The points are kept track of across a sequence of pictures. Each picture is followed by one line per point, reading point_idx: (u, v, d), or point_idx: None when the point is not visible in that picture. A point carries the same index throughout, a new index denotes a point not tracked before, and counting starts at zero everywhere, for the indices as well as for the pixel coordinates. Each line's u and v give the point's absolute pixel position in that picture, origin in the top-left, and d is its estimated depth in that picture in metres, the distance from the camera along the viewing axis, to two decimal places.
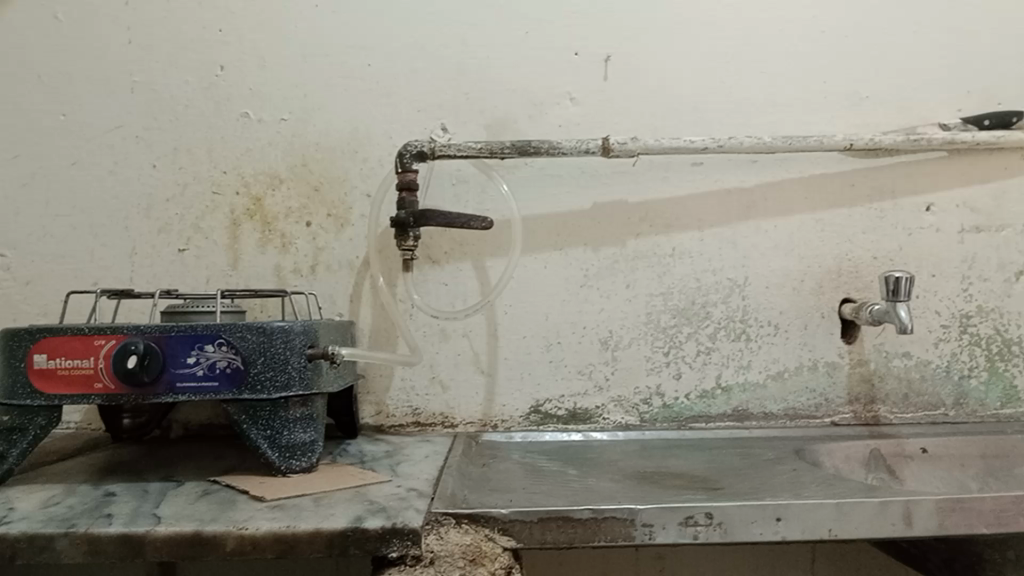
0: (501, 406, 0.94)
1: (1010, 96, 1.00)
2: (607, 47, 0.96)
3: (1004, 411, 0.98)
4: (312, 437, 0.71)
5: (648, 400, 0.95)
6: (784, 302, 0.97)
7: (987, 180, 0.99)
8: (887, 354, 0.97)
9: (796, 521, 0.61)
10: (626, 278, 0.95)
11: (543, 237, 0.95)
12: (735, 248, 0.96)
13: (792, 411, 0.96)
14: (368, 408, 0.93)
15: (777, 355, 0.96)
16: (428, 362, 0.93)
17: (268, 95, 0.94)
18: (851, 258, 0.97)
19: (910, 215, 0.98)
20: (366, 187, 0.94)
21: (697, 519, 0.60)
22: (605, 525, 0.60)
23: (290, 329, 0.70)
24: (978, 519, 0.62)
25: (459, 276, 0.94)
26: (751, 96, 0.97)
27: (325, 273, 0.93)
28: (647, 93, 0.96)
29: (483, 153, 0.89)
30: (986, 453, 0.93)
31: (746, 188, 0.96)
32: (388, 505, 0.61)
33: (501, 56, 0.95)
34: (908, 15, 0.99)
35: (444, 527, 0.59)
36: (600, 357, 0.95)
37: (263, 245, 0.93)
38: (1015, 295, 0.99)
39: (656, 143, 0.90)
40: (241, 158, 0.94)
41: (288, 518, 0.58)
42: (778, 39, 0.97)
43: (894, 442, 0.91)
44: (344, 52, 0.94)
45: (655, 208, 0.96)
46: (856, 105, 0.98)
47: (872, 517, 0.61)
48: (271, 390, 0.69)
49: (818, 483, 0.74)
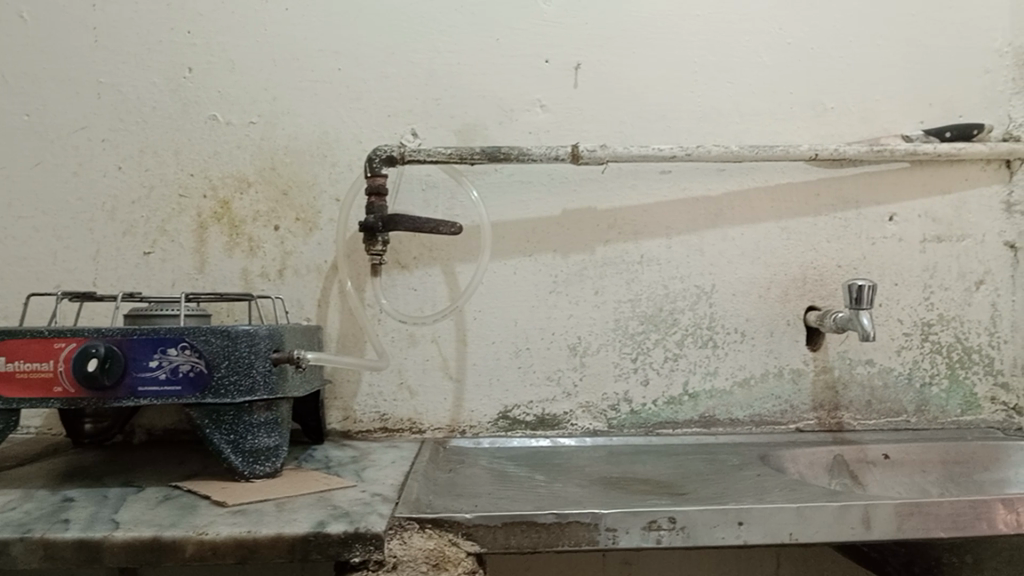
0: (469, 412, 0.94)
1: (970, 109, 1.02)
2: (576, 55, 0.97)
3: (965, 417, 1.00)
4: (276, 442, 0.71)
5: (616, 406, 0.96)
6: (750, 309, 0.98)
7: (948, 191, 1.01)
8: (851, 361, 0.99)
9: (758, 526, 0.61)
10: (594, 285, 0.96)
11: (512, 243, 0.95)
12: (702, 256, 0.97)
13: (758, 418, 0.97)
14: (335, 414, 0.92)
15: (743, 362, 0.97)
16: (396, 367, 0.93)
17: (237, 98, 0.93)
18: (816, 266, 0.99)
19: (873, 224, 1.00)
20: (334, 191, 0.93)
21: (660, 523, 0.61)
22: (569, 529, 0.60)
23: (255, 332, 0.69)
24: (936, 524, 0.63)
25: (428, 281, 0.94)
26: (718, 106, 0.98)
27: (293, 277, 0.93)
28: (617, 101, 0.97)
29: (452, 158, 0.89)
30: (947, 459, 0.94)
31: (713, 196, 0.98)
32: (352, 510, 0.60)
33: (471, 62, 0.95)
34: (872, 28, 1.01)
35: (407, 532, 0.59)
36: (568, 362, 0.95)
37: (230, 248, 0.92)
38: (975, 303, 1.01)
39: (624, 151, 0.91)
40: (209, 161, 0.93)
41: (249, 523, 0.57)
42: (745, 50, 0.99)
43: (856, 448, 0.92)
44: (314, 56, 0.94)
45: (623, 214, 0.96)
46: (820, 115, 1.00)
47: (832, 521, 0.62)
48: (234, 394, 0.68)
49: (781, 488, 0.75)
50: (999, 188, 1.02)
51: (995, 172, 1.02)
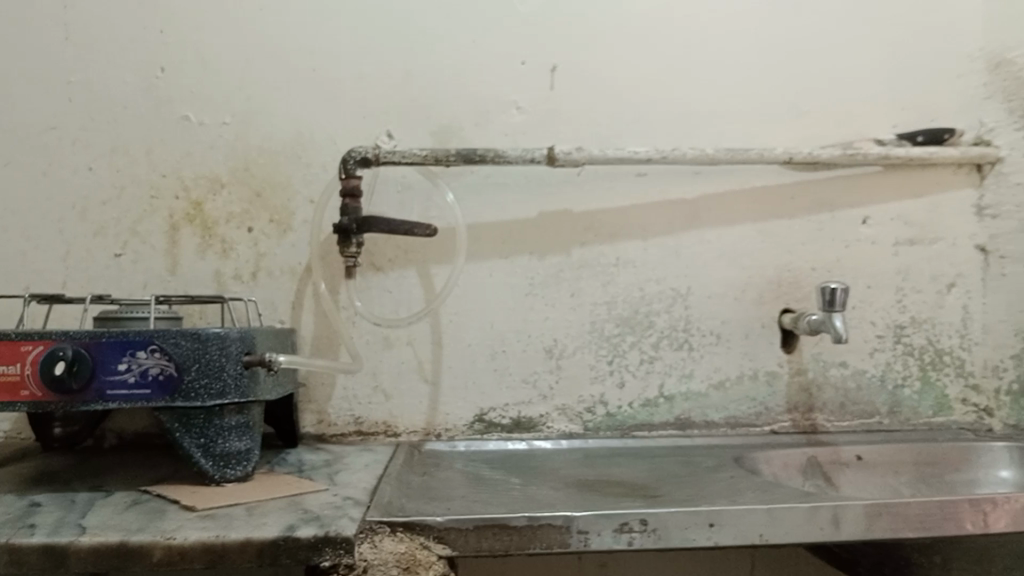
0: (445, 415, 0.93)
1: (943, 113, 1.03)
2: (554, 57, 0.97)
3: (937, 419, 1.01)
4: (248, 446, 0.71)
5: (592, 408, 0.96)
6: (726, 312, 0.98)
7: (921, 194, 1.02)
8: (825, 363, 0.99)
9: (729, 527, 0.62)
10: (571, 287, 0.96)
11: (488, 245, 0.95)
12: (678, 258, 0.98)
13: (733, 419, 0.98)
14: (309, 417, 0.92)
15: (719, 364, 0.98)
16: (371, 370, 0.93)
17: (210, 98, 0.92)
18: (791, 270, 1.00)
19: (847, 227, 1.01)
20: (309, 192, 0.93)
21: (632, 526, 0.61)
22: (541, 532, 0.60)
23: (226, 335, 0.68)
24: (905, 524, 0.63)
25: (403, 283, 0.93)
26: (695, 108, 0.99)
27: (266, 279, 0.92)
28: (593, 103, 0.97)
29: (428, 160, 0.89)
30: (918, 460, 0.95)
31: (689, 199, 0.98)
32: (323, 514, 0.60)
33: (448, 63, 0.95)
34: (846, 33, 1.02)
35: (378, 536, 0.58)
36: (544, 365, 0.95)
37: (203, 250, 0.91)
38: (947, 306, 1.02)
39: (601, 153, 0.91)
40: (182, 161, 0.92)
41: (218, 528, 0.56)
42: (722, 52, 0.99)
43: (830, 449, 0.93)
44: (289, 56, 0.93)
45: (600, 217, 0.96)
46: (796, 117, 1.01)
47: (802, 523, 0.62)
48: (204, 398, 0.67)
49: (754, 490, 0.75)
50: (970, 191, 1.03)
51: (966, 175, 1.03)
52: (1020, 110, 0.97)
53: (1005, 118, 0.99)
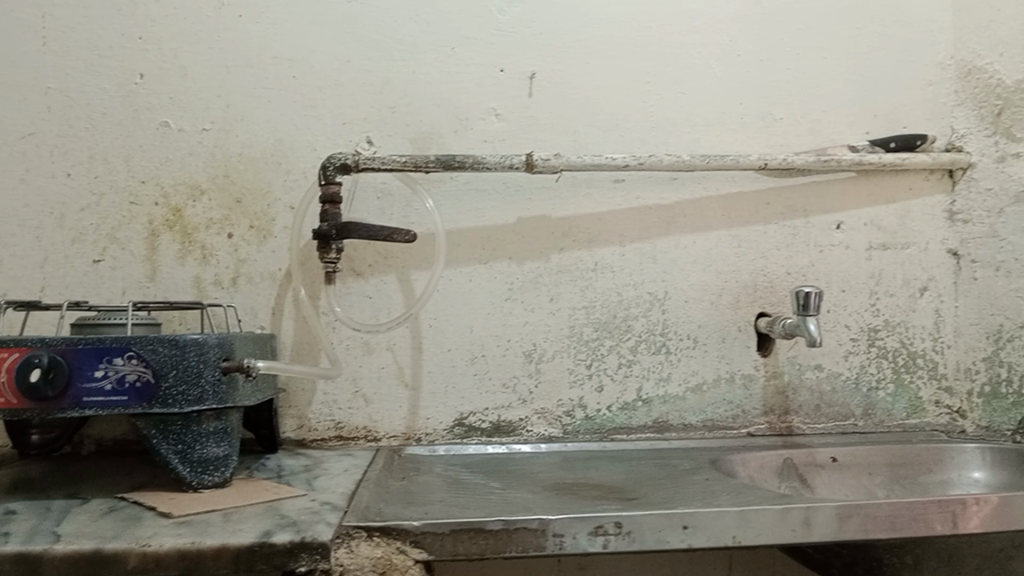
0: (425, 420, 0.94)
1: (915, 120, 1.05)
2: (533, 64, 0.98)
3: (910, 420, 1.03)
4: (225, 452, 0.71)
5: (571, 412, 0.97)
6: (702, 316, 0.99)
7: (893, 200, 1.04)
8: (800, 366, 1.01)
9: (702, 529, 0.63)
10: (550, 292, 0.97)
11: (467, 251, 0.95)
12: (655, 263, 0.99)
13: (710, 422, 0.99)
14: (290, 422, 0.92)
15: (696, 368, 0.99)
16: (351, 375, 0.93)
17: (189, 105, 0.93)
18: (766, 274, 1.01)
19: (821, 232, 1.02)
20: (289, 199, 0.93)
21: (606, 528, 0.62)
22: (516, 536, 0.61)
23: (204, 341, 0.69)
24: (875, 525, 0.64)
25: (383, 289, 0.94)
26: (671, 116, 1.00)
27: (246, 285, 0.92)
28: (570, 110, 0.98)
29: (407, 167, 0.89)
30: (892, 461, 0.96)
31: (666, 205, 0.99)
32: (300, 519, 0.60)
33: (427, 71, 0.96)
34: (819, 41, 1.04)
35: (355, 541, 0.59)
36: (524, 369, 0.96)
37: (182, 256, 0.91)
38: (920, 309, 1.03)
39: (579, 160, 0.92)
40: (161, 168, 0.92)
41: (194, 534, 0.57)
42: (697, 61, 1.01)
43: (805, 451, 0.94)
44: (268, 64, 0.94)
45: (578, 223, 0.97)
46: (770, 125, 1.02)
47: (773, 525, 0.63)
48: (182, 404, 0.68)
49: (729, 492, 0.76)
50: (941, 197, 1.05)
51: (938, 181, 1.05)
52: (990, 116, 0.99)
53: (976, 125, 1.01)
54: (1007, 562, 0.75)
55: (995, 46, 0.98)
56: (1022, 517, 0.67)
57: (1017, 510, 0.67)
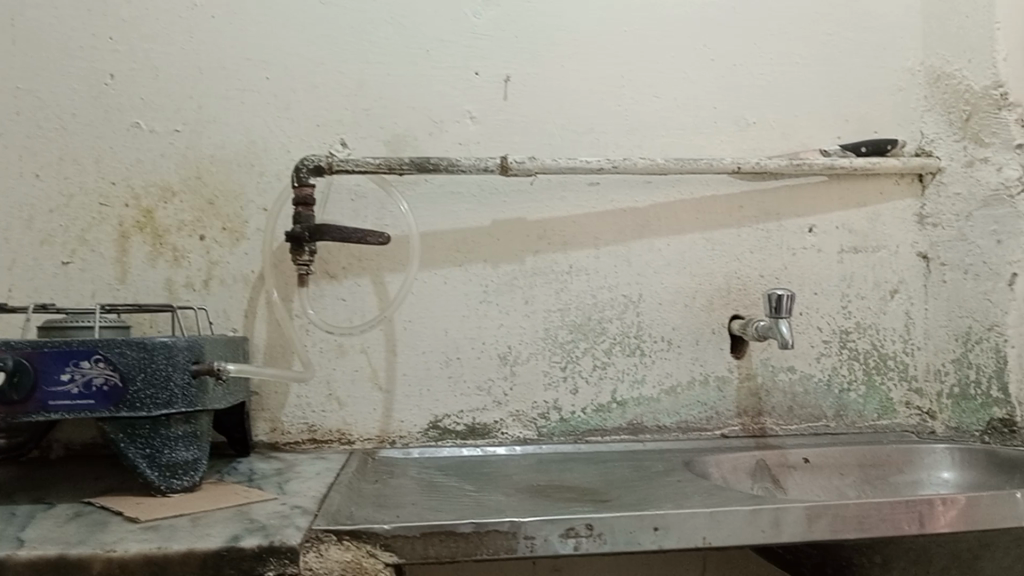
0: (399, 422, 0.93)
1: (885, 124, 1.06)
2: (507, 68, 0.98)
3: (881, 421, 1.04)
4: (195, 456, 0.70)
5: (546, 414, 0.97)
6: (676, 318, 1.00)
7: (864, 203, 1.05)
8: (773, 368, 1.02)
9: (672, 530, 0.63)
10: (524, 294, 0.97)
11: (441, 253, 0.95)
12: (629, 266, 0.99)
13: (685, 424, 0.99)
14: (262, 426, 0.91)
15: (670, 370, 0.99)
16: (324, 378, 0.92)
17: (161, 106, 0.92)
18: (740, 277, 1.02)
19: (794, 235, 1.03)
20: (262, 200, 0.93)
21: (578, 530, 0.62)
22: (487, 539, 0.61)
23: (173, 344, 0.68)
24: (844, 525, 0.65)
25: (356, 291, 0.93)
26: (645, 120, 1.01)
27: (218, 288, 0.91)
28: (544, 113, 0.98)
29: (381, 169, 0.89)
30: (863, 462, 0.97)
31: (640, 208, 1.00)
32: (269, 523, 0.60)
33: (401, 73, 0.96)
34: (791, 46, 1.05)
35: (324, 544, 0.58)
36: (498, 371, 0.96)
37: (154, 258, 0.91)
38: (891, 312, 1.04)
39: (554, 163, 0.92)
40: (132, 170, 0.91)
41: (160, 539, 0.56)
42: (671, 66, 1.01)
43: (777, 452, 0.95)
44: (240, 65, 0.93)
45: (552, 225, 0.98)
46: (743, 129, 1.03)
47: (743, 525, 0.64)
48: (150, 408, 0.67)
49: (701, 494, 0.77)
50: (912, 201, 1.06)
51: (908, 186, 1.06)
52: (959, 122, 1.01)
53: (946, 130, 1.03)
54: (974, 562, 0.75)
55: (964, 53, 1.00)
56: (988, 517, 0.68)
57: (983, 510, 0.68)
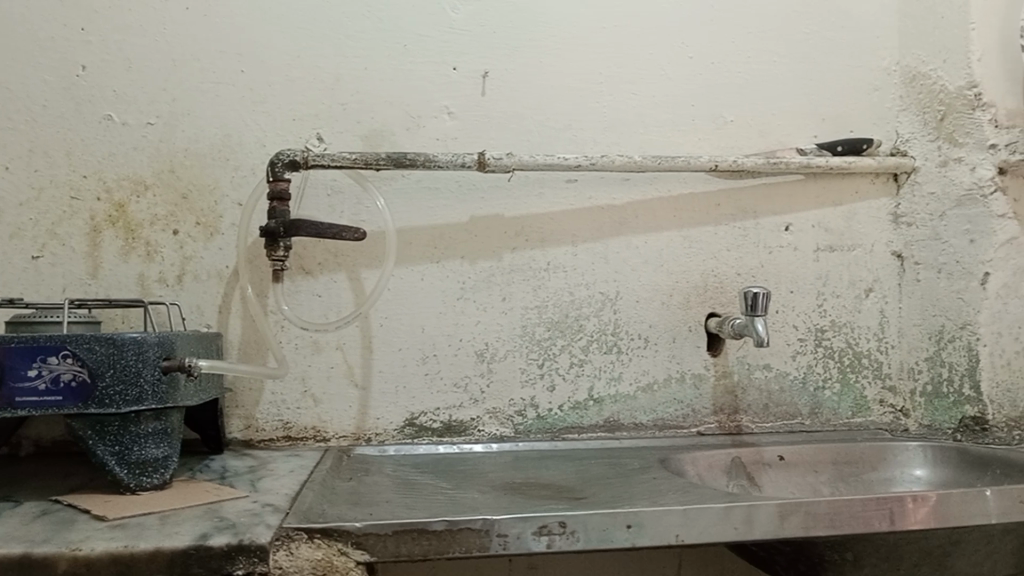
0: (374, 420, 0.93)
1: (861, 124, 1.07)
2: (485, 63, 0.97)
3: (856, 419, 1.04)
4: (165, 453, 0.70)
5: (523, 411, 0.96)
6: (653, 316, 1.00)
7: (840, 202, 1.06)
8: (749, 366, 1.02)
9: (645, 528, 0.63)
10: (502, 291, 0.96)
11: (418, 250, 0.95)
12: (607, 263, 0.99)
13: (661, 421, 0.99)
14: (236, 423, 0.90)
15: (646, 367, 0.99)
16: (299, 375, 0.92)
17: (134, 98, 0.91)
18: (716, 275, 1.02)
19: (770, 234, 1.04)
20: (237, 195, 0.92)
21: (551, 528, 0.62)
22: (460, 536, 0.61)
23: (143, 340, 0.67)
24: (816, 522, 0.65)
25: (332, 287, 0.93)
26: (623, 117, 1.01)
27: (192, 283, 0.90)
28: (522, 109, 0.98)
29: (358, 164, 0.88)
30: (838, 459, 0.98)
31: (618, 205, 1.00)
32: (239, 522, 0.59)
33: (378, 68, 0.95)
34: (769, 44, 1.05)
35: (295, 542, 0.58)
36: (475, 368, 0.95)
37: (126, 253, 0.89)
38: (865, 310, 1.05)
39: (531, 159, 0.92)
40: (104, 163, 0.90)
41: (127, 538, 0.55)
42: (650, 63, 1.01)
43: (753, 450, 0.95)
44: (215, 57, 0.92)
45: (530, 222, 0.97)
46: (720, 127, 1.03)
47: (716, 522, 0.64)
48: (119, 404, 0.66)
49: (675, 491, 0.77)
50: (887, 200, 1.07)
51: (883, 185, 1.07)
52: (933, 122, 1.02)
53: (920, 130, 1.03)
54: (944, 559, 0.76)
55: (939, 53, 1.00)
56: (958, 514, 0.68)
57: (953, 507, 0.69)
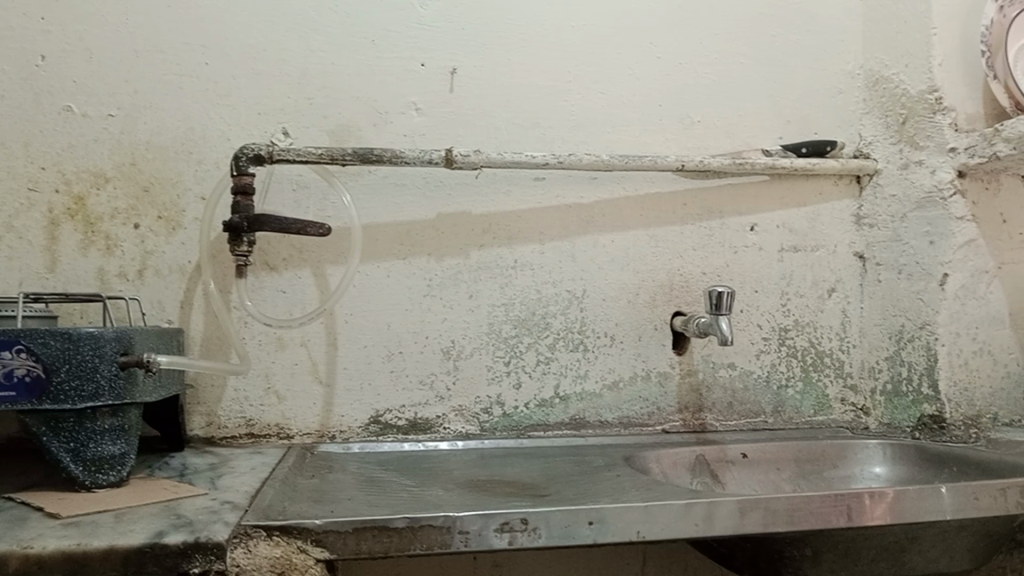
0: (339, 417, 0.92)
1: (825, 126, 1.08)
2: (454, 60, 0.97)
3: (818, 418, 1.06)
4: (122, 450, 0.68)
5: (488, 409, 0.96)
6: (619, 314, 1.00)
7: (804, 203, 1.07)
8: (713, 365, 1.03)
9: (607, 524, 0.63)
10: (469, 288, 0.96)
11: (384, 246, 0.94)
12: (574, 261, 0.99)
13: (626, 419, 1.00)
14: (198, 420, 0.89)
15: (612, 365, 1.00)
16: (262, 371, 0.91)
17: (94, 89, 0.89)
18: (682, 274, 1.03)
19: (736, 233, 1.05)
20: (200, 188, 0.90)
21: (513, 524, 0.62)
22: (421, 533, 0.60)
23: (100, 334, 0.66)
24: (775, 518, 0.66)
25: (297, 283, 0.92)
26: (592, 116, 1.01)
27: (153, 278, 0.89)
28: (490, 106, 0.98)
29: (324, 159, 0.87)
30: (799, 457, 0.99)
31: (585, 203, 1.00)
32: (196, 519, 0.59)
33: (345, 63, 0.94)
34: (736, 46, 1.06)
35: (253, 540, 0.57)
36: (441, 366, 0.95)
37: (85, 247, 0.88)
38: (828, 310, 1.07)
39: (498, 156, 0.91)
40: (63, 154, 0.88)
41: (81, 536, 0.54)
42: (618, 63, 1.02)
43: (716, 447, 0.96)
44: (178, 49, 0.91)
45: (497, 220, 0.97)
46: (687, 127, 1.04)
47: (677, 518, 0.64)
48: (75, 400, 0.65)
49: (638, 488, 0.77)
50: (849, 202, 1.09)
51: (846, 186, 1.09)
52: (895, 125, 1.03)
53: (883, 132, 1.05)
54: (901, 554, 0.77)
55: (901, 58, 1.02)
56: (915, 510, 0.69)
57: (910, 504, 0.69)
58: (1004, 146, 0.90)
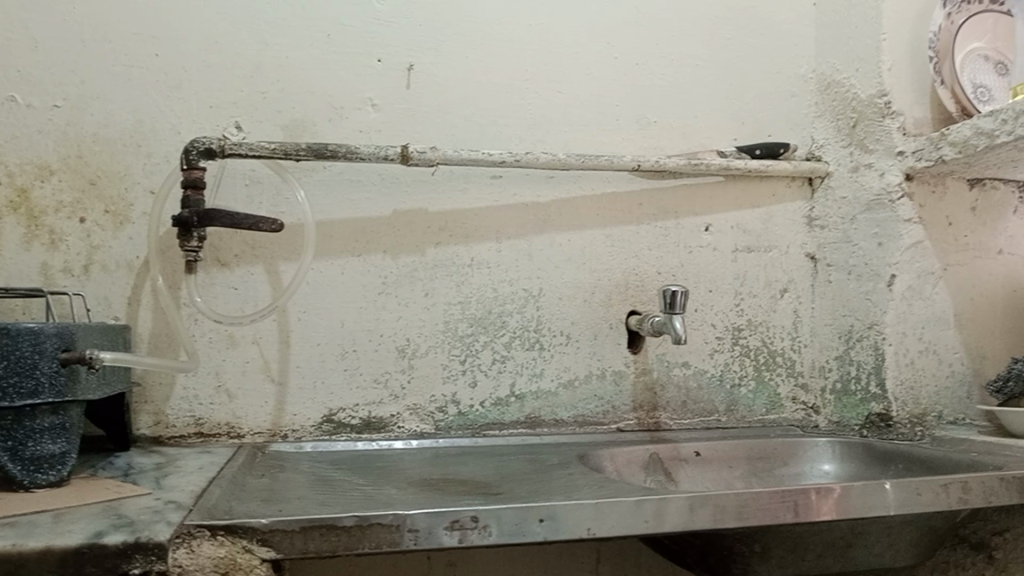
0: (291, 416, 0.91)
1: (779, 129, 1.10)
2: (410, 56, 0.97)
3: (769, 416, 1.07)
4: (63, 449, 0.67)
5: (443, 408, 0.96)
6: (575, 313, 1.01)
7: (758, 204, 1.09)
8: (668, 363, 1.04)
9: (557, 521, 0.63)
10: (424, 287, 0.96)
11: (339, 243, 0.93)
12: (531, 260, 1.00)
13: (581, 418, 1.00)
14: (145, 419, 0.87)
15: (568, 364, 1.00)
16: (212, 370, 0.89)
17: (39, 79, 0.86)
18: (637, 273, 1.04)
19: (690, 234, 1.06)
20: (149, 182, 0.89)
21: (463, 522, 0.61)
22: (370, 532, 0.60)
23: (40, 330, 0.64)
24: (725, 514, 0.66)
25: (249, 280, 0.90)
26: (548, 115, 1.01)
27: (100, 273, 0.87)
28: (448, 104, 0.98)
29: (277, 153, 0.86)
30: (751, 455, 1.00)
31: (541, 202, 1.00)
32: (138, 519, 0.57)
33: (301, 57, 0.93)
34: (692, 48, 1.07)
35: (196, 540, 0.56)
36: (396, 365, 0.94)
37: (28, 241, 0.85)
38: (780, 310, 1.08)
39: (454, 154, 0.91)
40: (5, 145, 0.85)
41: (16, 536, 0.53)
42: (575, 62, 1.02)
43: (670, 446, 0.97)
44: (128, 39, 0.89)
45: (454, 217, 0.97)
46: (644, 128, 1.05)
47: (626, 515, 0.65)
48: (14, 398, 0.63)
49: (590, 486, 0.78)
50: (801, 203, 1.11)
51: (799, 188, 1.11)
52: (846, 128, 1.05)
53: (834, 135, 1.07)
54: (847, 550, 0.78)
55: (852, 62, 1.04)
56: (860, 506, 0.70)
57: (855, 500, 0.71)
58: (950, 149, 0.92)
